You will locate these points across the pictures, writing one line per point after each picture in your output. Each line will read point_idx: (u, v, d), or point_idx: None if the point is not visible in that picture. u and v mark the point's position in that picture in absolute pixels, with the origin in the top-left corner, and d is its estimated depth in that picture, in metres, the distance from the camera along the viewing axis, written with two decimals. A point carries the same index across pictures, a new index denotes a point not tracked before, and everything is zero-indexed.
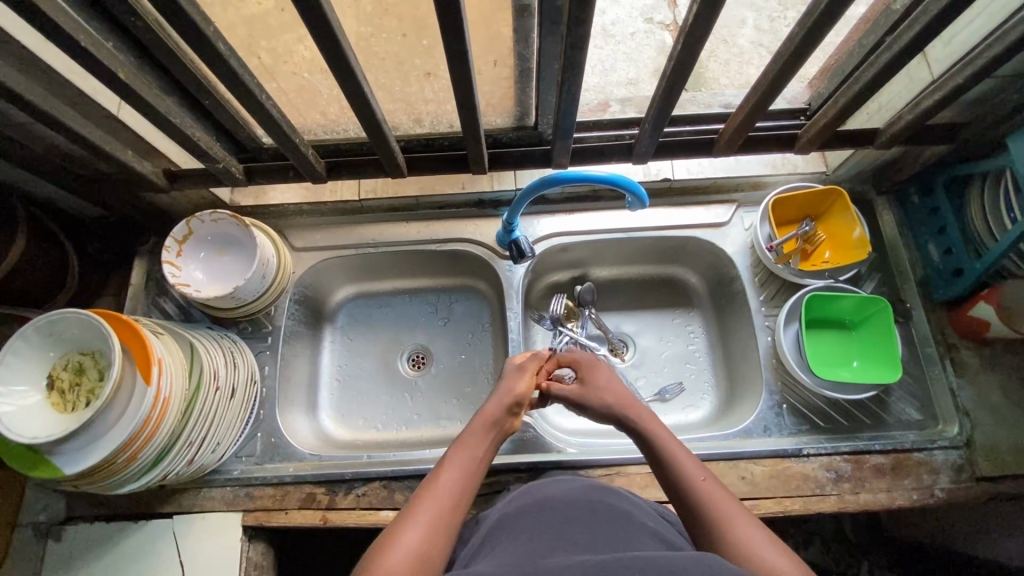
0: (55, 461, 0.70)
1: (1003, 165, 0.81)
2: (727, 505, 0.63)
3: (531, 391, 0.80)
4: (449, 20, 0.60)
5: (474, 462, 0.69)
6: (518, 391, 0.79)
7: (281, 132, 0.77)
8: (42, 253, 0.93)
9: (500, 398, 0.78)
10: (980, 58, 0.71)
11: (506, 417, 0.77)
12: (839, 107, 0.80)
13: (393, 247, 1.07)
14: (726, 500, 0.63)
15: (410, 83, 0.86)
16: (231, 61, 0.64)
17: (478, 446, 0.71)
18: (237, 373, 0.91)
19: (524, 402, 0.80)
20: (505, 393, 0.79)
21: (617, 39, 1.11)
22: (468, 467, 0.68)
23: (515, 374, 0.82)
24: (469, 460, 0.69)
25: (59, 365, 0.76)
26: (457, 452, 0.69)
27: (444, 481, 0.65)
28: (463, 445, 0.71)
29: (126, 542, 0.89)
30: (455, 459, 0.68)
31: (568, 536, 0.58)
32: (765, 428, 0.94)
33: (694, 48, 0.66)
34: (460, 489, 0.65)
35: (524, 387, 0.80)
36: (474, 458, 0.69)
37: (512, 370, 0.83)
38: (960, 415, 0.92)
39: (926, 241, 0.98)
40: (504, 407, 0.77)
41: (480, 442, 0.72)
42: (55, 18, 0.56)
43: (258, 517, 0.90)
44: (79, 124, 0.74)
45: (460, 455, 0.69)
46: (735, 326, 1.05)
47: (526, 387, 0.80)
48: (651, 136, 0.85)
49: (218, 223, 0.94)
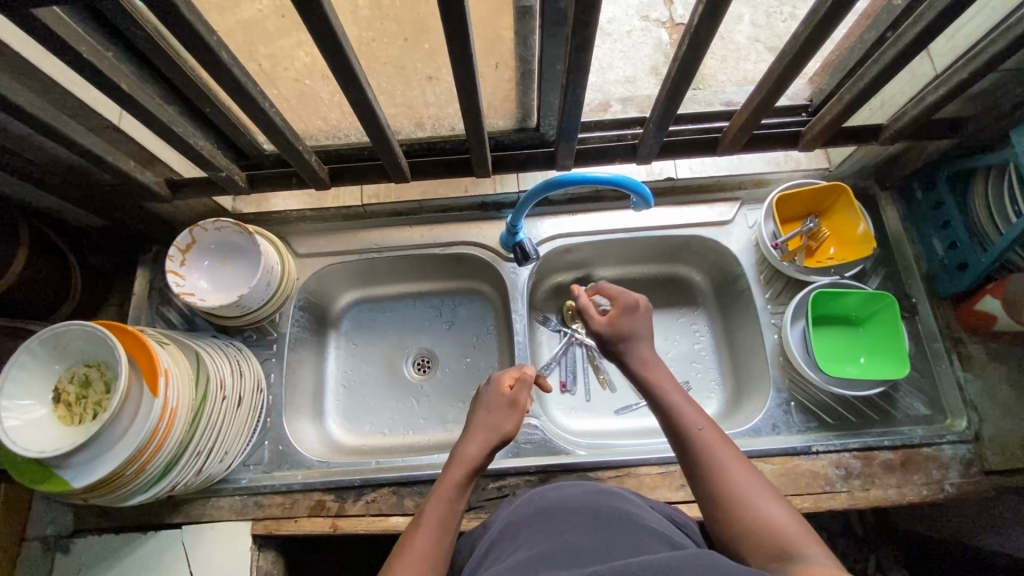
0: (63, 475, 0.69)
1: (1007, 159, 0.80)
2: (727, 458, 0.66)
3: (520, 431, 0.77)
4: (454, 22, 0.59)
5: (458, 513, 0.67)
6: (505, 428, 0.75)
7: (284, 139, 0.76)
8: (44, 266, 0.93)
9: (485, 437, 0.74)
10: (985, 53, 0.71)
11: (486, 459, 0.73)
12: (844, 103, 0.79)
13: (397, 252, 1.06)
14: (727, 452, 0.66)
15: (411, 87, 0.85)
16: (233, 69, 0.64)
17: (461, 497, 0.68)
18: (243, 382, 0.91)
19: (509, 437, 0.76)
20: (490, 431, 0.74)
21: (614, 37, 1.10)
22: (452, 517, 0.66)
23: (505, 409, 0.77)
24: (453, 508, 0.67)
25: (65, 378, 0.76)
26: (441, 499, 0.67)
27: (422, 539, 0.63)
28: (444, 488, 0.68)
29: (136, 554, 0.89)
30: (438, 507, 0.66)
31: (577, 540, 0.57)
32: (774, 426, 0.94)
33: (697, 49, 0.66)
34: (438, 549, 0.63)
35: (511, 422, 0.76)
36: (459, 509, 0.68)
37: (503, 403, 0.78)
38: (968, 409, 0.92)
39: (929, 234, 0.99)
40: (489, 450, 0.73)
41: (462, 487, 0.69)
42: (57, 30, 0.56)
43: (267, 525, 0.90)
44: (81, 136, 0.74)
45: (445, 501, 0.67)
46: (740, 323, 1.05)
47: (513, 427, 0.76)
48: (655, 136, 0.85)
49: (221, 231, 0.93)
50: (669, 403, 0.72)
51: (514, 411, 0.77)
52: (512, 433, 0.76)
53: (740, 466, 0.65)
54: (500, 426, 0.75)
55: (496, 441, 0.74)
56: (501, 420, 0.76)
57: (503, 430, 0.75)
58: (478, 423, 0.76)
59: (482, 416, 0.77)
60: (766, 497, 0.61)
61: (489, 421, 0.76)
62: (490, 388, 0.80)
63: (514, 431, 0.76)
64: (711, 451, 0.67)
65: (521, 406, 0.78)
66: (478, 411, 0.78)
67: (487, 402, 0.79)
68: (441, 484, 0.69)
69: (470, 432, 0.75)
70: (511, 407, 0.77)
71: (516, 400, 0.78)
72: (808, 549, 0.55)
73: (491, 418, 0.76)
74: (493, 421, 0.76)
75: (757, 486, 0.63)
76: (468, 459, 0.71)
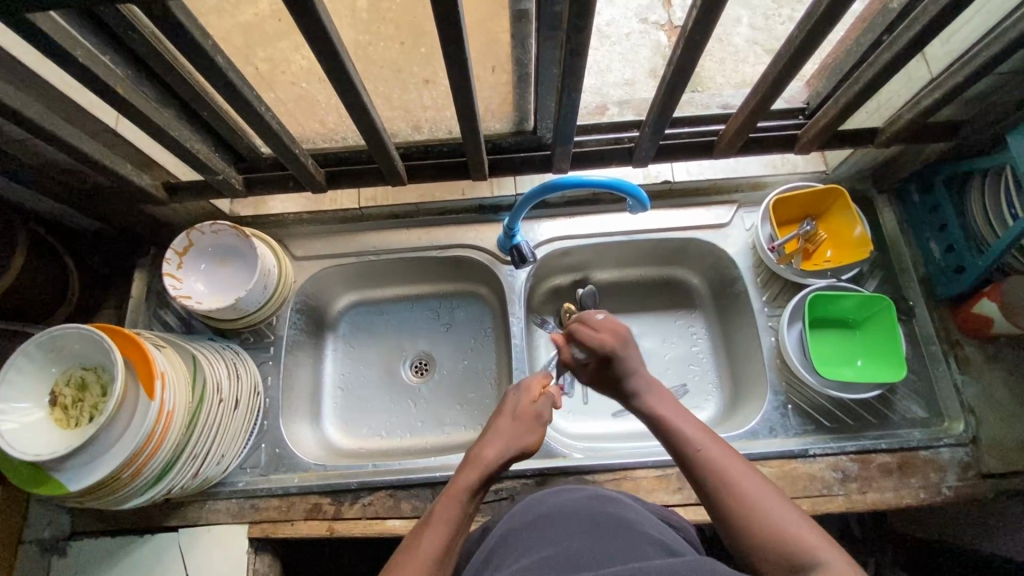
0: (59, 479, 0.69)
1: (1003, 162, 0.81)
2: (730, 467, 0.66)
3: (539, 447, 0.78)
4: (449, 26, 0.59)
5: (467, 517, 0.67)
6: (525, 442, 0.76)
7: (281, 143, 0.76)
8: (42, 268, 0.93)
9: (506, 445, 0.74)
10: (980, 57, 0.71)
11: (502, 467, 0.73)
12: (840, 105, 0.79)
13: (395, 255, 1.06)
14: (729, 461, 0.67)
15: (408, 92, 0.85)
16: (229, 73, 0.64)
17: (473, 501, 0.68)
18: (240, 384, 0.91)
19: (528, 450, 0.77)
20: (512, 443, 0.75)
21: (613, 40, 1.10)
22: (463, 521, 0.66)
23: (529, 420, 0.78)
24: (464, 510, 0.67)
25: (61, 382, 0.76)
26: (455, 500, 0.67)
27: (431, 540, 0.63)
28: (458, 490, 0.68)
29: (133, 557, 0.88)
30: (451, 507, 0.66)
31: (573, 547, 0.57)
32: (771, 429, 0.94)
33: (692, 53, 0.66)
34: (446, 552, 0.62)
35: (531, 437, 0.77)
36: (469, 513, 0.68)
37: (528, 413, 0.79)
38: (965, 412, 0.91)
39: (926, 237, 0.99)
40: (507, 458, 0.74)
41: (476, 491, 0.69)
42: (53, 34, 0.56)
43: (264, 528, 0.90)
44: (78, 139, 0.74)
45: (458, 502, 0.67)
46: (737, 326, 1.05)
47: (534, 442, 0.77)
48: (651, 139, 0.85)
49: (219, 234, 0.93)
50: (673, 429, 0.73)
51: (536, 424, 0.79)
52: (530, 447, 0.77)
53: (747, 475, 0.65)
54: (522, 439, 0.76)
55: (515, 453, 0.75)
56: (525, 433, 0.77)
57: (524, 444, 0.76)
58: (502, 430, 0.76)
59: (506, 424, 0.77)
60: (781, 510, 0.61)
61: (512, 431, 0.76)
62: (512, 398, 0.81)
63: (533, 446, 0.77)
64: (717, 466, 0.67)
65: (543, 419, 0.80)
66: (503, 418, 0.78)
67: (512, 410, 0.79)
68: (456, 484, 0.69)
69: (491, 436, 0.75)
70: (535, 420, 0.79)
71: (540, 412, 0.80)
72: (821, 555, 0.56)
73: (513, 427, 0.77)
74: (516, 432, 0.76)
75: (764, 493, 0.63)
76: (486, 464, 0.71)
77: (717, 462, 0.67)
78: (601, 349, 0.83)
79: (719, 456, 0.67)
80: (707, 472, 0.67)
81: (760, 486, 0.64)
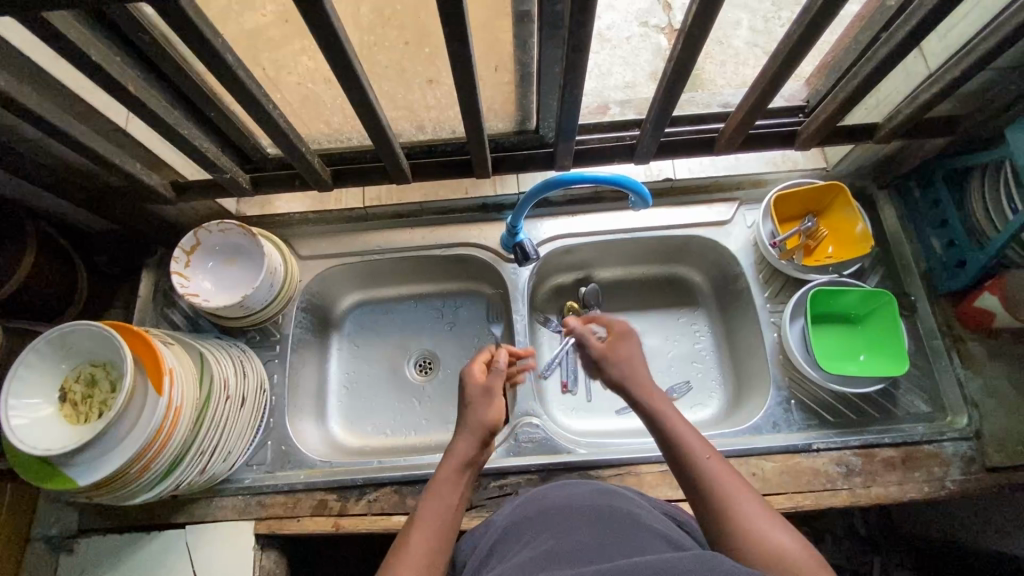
0: (69, 473, 0.70)
1: (1002, 156, 0.82)
2: (730, 482, 0.63)
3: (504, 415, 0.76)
4: (453, 24, 0.60)
5: (454, 510, 0.67)
6: (486, 417, 0.75)
7: (289, 141, 0.77)
8: (51, 268, 0.94)
9: (470, 430, 0.74)
10: (977, 50, 0.72)
11: (475, 449, 0.73)
12: (839, 101, 0.80)
13: (398, 253, 1.07)
14: (730, 476, 0.64)
15: (412, 92, 0.86)
16: (238, 72, 0.65)
17: (454, 492, 0.68)
18: (247, 382, 0.91)
19: (495, 424, 0.76)
20: (482, 427, 0.74)
21: (613, 44, 1.11)
22: (450, 514, 0.66)
23: (481, 397, 0.77)
24: (449, 505, 0.67)
25: (71, 378, 0.77)
26: (435, 498, 0.67)
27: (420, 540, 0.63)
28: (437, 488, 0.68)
29: (140, 553, 0.89)
30: (433, 508, 0.66)
31: (578, 541, 0.57)
32: (774, 424, 0.94)
33: (692, 49, 0.67)
34: (438, 546, 0.63)
35: (490, 410, 0.75)
36: (455, 505, 0.67)
37: (477, 392, 0.77)
38: (969, 406, 0.92)
39: (927, 232, 0.99)
40: (474, 440, 0.73)
41: (456, 485, 0.69)
42: (67, 33, 0.57)
43: (270, 524, 0.90)
44: (89, 139, 0.75)
45: (441, 500, 0.67)
46: (740, 322, 1.06)
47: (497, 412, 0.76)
48: (652, 135, 0.86)
49: (226, 233, 0.94)
50: (671, 432, 0.70)
51: (492, 396, 0.77)
52: (495, 420, 0.76)
53: (745, 492, 0.62)
54: (480, 417, 0.75)
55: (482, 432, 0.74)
56: (481, 409, 0.75)
57: (486, 419, 0.75)
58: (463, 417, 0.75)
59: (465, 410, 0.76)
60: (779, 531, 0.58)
61: (471, 412, 0.75)
62: (465, 383, 0.79)
63: (497, 417, 0.76)
64: (716, 479, 0.63)
65: (496, 389, 0.78)
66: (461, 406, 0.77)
67: (464, 394, 0.78)
68: (434, 483, 0.69)
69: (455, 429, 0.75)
70: (488, 393, 0.77)
71: (490, 384, 0.78)
72: None
73: (470, 409, 0.76)
74: (474, 412, 0.75)
75: (761, 513, 0.60)
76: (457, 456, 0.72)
77: (718, 474, 0.64)
78: (620, 326, 0.86)
79: (720, 469, 0.64)
80: (704, 483, 0.64)
81: (756, 504, 0.61)
